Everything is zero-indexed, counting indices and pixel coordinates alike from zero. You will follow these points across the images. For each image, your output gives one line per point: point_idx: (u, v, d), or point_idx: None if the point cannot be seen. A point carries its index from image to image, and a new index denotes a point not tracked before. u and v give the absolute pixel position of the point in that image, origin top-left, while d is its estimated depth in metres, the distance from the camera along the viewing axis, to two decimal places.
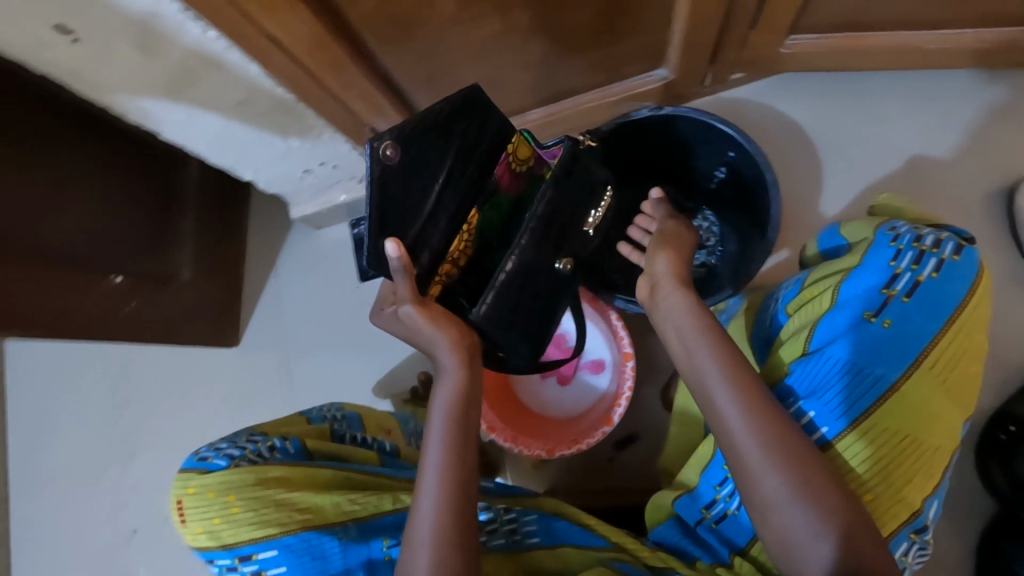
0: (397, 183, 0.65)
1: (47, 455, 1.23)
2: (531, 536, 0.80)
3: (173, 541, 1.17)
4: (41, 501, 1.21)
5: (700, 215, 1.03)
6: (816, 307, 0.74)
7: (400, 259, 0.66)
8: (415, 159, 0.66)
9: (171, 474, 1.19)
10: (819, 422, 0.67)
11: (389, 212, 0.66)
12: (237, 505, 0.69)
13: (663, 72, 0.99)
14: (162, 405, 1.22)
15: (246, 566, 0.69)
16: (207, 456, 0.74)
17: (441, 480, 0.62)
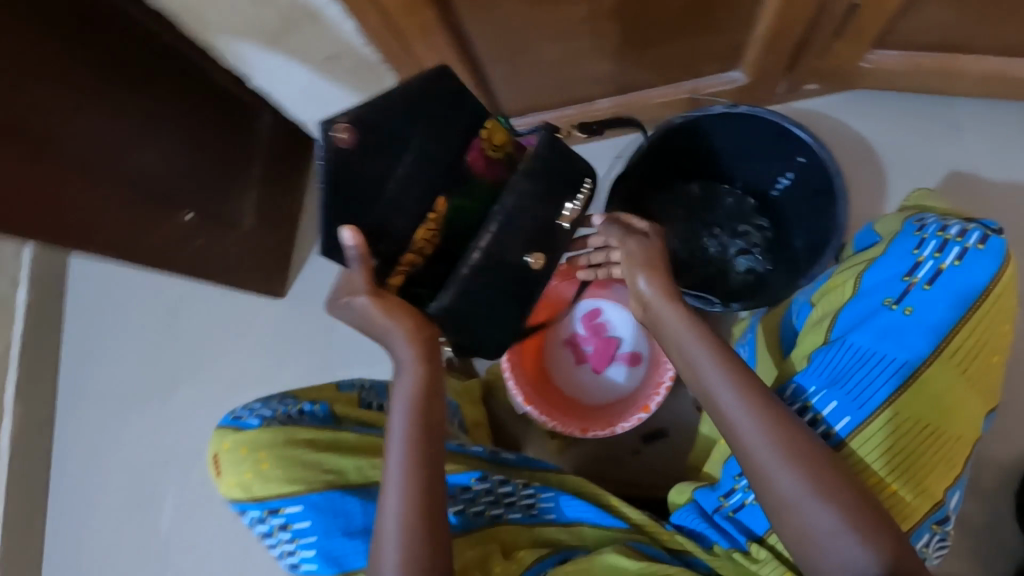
0: (355, 169, 0.64)
1: (94, 379, 1.29)
2: (547, 514, 0.82)
3: (201, 475, 1.21)
4: (84, 421, 1.28)
5: (756, 220, 1.01)
6: (840, 294, 0.79)
7: (355, 247, 0.65)
8: (372, 142, 0.64)
9: (207, 411, 1.24)
10: (843, 410, 0.71)
11: (343, 199, 0.64)
12: (267, 461, 0.74)
13: (738, 75, 0.98)
14: (206, 344, 1.27)
15: (274, 518, 0.74)
16: (240, 416, 0.79)
17: (405, 479, 0.65)
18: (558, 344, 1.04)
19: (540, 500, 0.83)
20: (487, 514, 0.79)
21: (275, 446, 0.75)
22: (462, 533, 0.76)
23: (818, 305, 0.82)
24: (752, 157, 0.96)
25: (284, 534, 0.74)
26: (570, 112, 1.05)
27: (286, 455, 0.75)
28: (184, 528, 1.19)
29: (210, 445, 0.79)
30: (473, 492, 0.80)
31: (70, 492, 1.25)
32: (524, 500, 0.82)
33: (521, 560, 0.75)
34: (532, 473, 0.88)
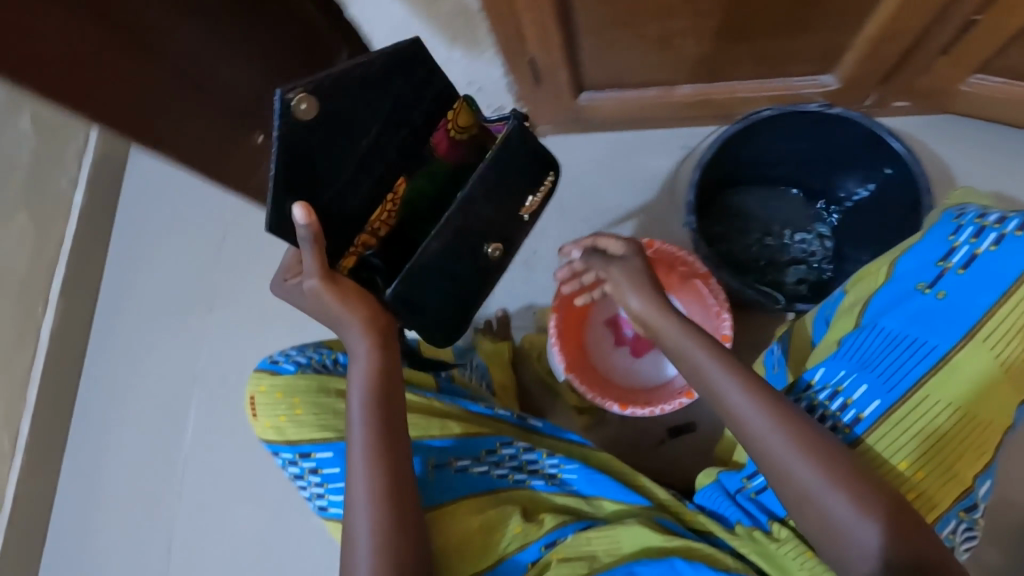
0: (308, 143, 0.65)
1: (136, 290, 1.32)
2: (568, 485, 0.79)
3: (228, 398, 1.24)
4: (122, 329, 1.31)
5: (816, 230, 0.98)
6: (871, 281, 0.73)
7: (307, 225, 0.65)
8: (331, 116, 0.66)
9: (242, 337, 1.26)
10: (869, 396, 0.66)
11: (301, 172, 0.66)
12: (301, 407, 0.74)
13: (830, 80, 0.96)
14: (248, 271, 1.29)
15: (305, 462, 0.74)
16: (276, 361, 0.79)
17: (367, 463, 0.66)
18: (598, 324, 1.03)
19: (562, 471, 0.80)
20: (510, 478, 0.77)
21: (310, 393, 0.75)
22: (485, 491, 0.75)
23: (848, 292, 0.75)
24: (833, 165, 0.93)
25: (314, 476, 0.75)
26: (650, 95, 1.03)
27: (320, 402, 0.75)
28: (204, 444, 1.22)
29: (246, 388, 0.78)
30: (499, 456, 0.78)
31: (99, 392, 1.28)
32: (546, 469, 0.80)
33: (539, 524, 0.73)
34: (558, 444, 0.85)
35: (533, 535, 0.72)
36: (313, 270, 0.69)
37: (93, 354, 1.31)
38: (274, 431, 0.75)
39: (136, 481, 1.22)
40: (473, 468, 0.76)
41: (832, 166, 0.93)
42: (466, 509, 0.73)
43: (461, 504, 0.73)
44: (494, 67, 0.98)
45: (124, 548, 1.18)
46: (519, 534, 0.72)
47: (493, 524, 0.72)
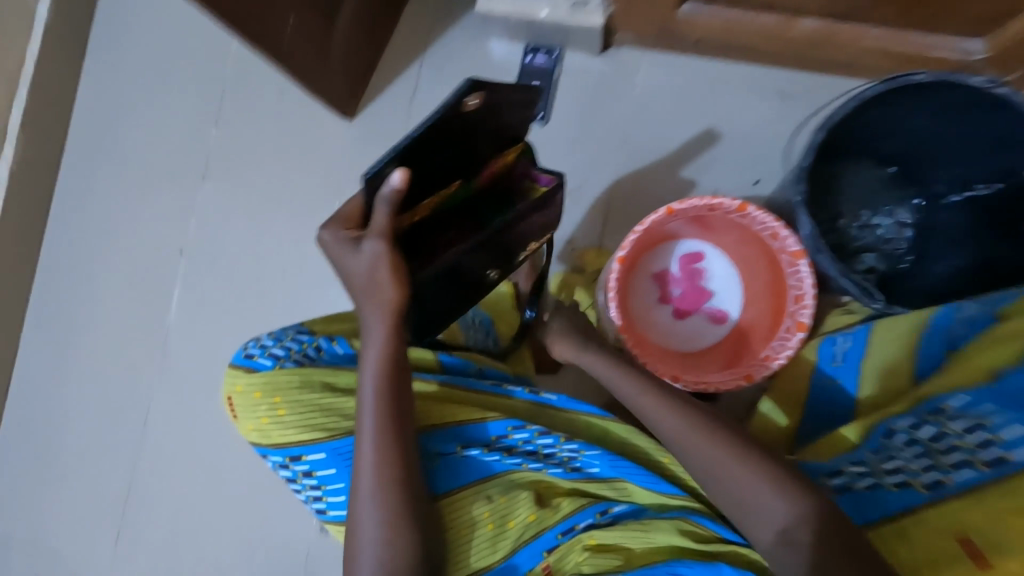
0: (436, 130, 0.59)
1: (116, 134, 1.14)
2: (587, 474, 0.63)
3: (216, 279, 1.12)
4: (96, 176, 1.14)
5: (892, 214, 0.87)
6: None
7: (398, 187, 0.55)
8: (471, 119, 0.61)
9: (237, 214, 1.12)
10: (1010, 443, 0.57)
11: (416, 147, 0.58)
12: (284, 407, 0.61)
13: (976, 47, 0.83)
14: (249, 142, 1.12)
15: (297, 466, 0.62)
16: (251, 351, 0.65)
17: (376, 484, 0.54)
18: (645, 275, 0.92)
19: (582, 457, 0.63)
20: (522, 463, 0.62)
21: (292, 390, 0.62)
22: (484, 477, 0.61)
23: (1005, 324, 0.67)
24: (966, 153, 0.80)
25: (310, 484, 0.63)
26: (764, 24, 0.87)
27: (304, 400, 0.62)
28: (187, 324, 1.12)
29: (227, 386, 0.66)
30: (510, 441, 0.63)
31: (69, 250, 1.14)
32: (563, 453, 0.63)
33: (554, 511, 0.61)
34: (573, 420, 0.67)
35: (549, 521, 0.61)
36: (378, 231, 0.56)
37: (62, 198, 1.14)
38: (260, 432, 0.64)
39: (108, 353, 1.13)
40: (482, 451, 0.62)
41: (946, 153, 0.82)
42: (469, 500, 0.60)
43: (467, 493, 0.60)
44: None
45: (95, 418, 1.12)
46: (532, 522, 0.60)
47: (502, 515, 0.60)
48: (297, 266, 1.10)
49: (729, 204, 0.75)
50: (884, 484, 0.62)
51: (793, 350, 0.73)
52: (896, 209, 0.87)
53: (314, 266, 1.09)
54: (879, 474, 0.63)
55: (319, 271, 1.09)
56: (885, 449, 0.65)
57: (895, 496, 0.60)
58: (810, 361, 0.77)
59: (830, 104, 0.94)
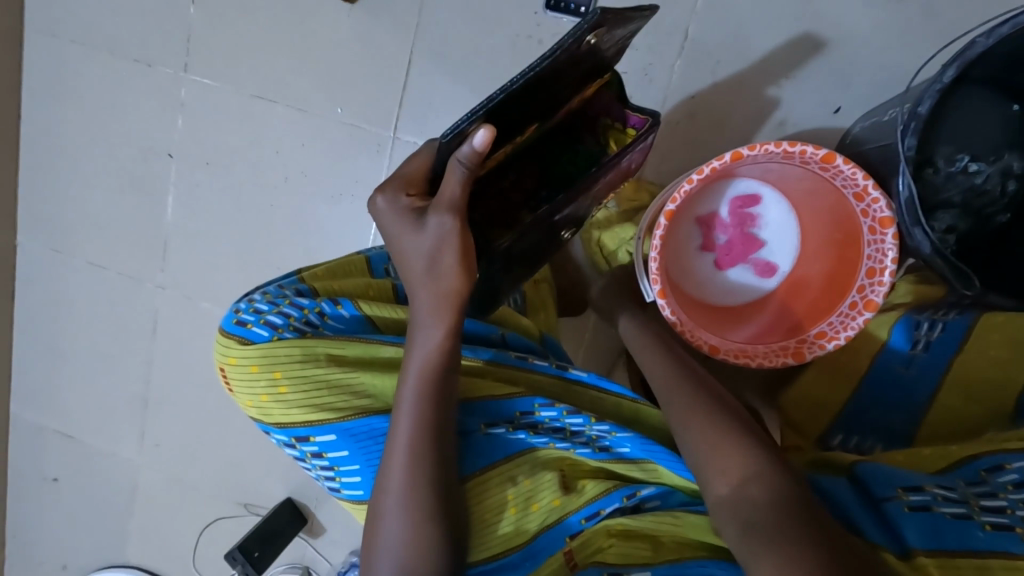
0: (543, 72, 0.54)
1: (85, 13, 0.98)
2: (615, 454, 0.59)
3: (209, 190, 1.02)
4: (69, 63, 1.00)
5: (993, 163, 0.72)
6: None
7: (478, 152, 0.50)
8: (574, 59, 0.55)
9: (226, 115, 0.98)
10: None
11: (512, 97, 0.54)
12: (285, 383, 0.57)
13: None
14: (232, 26, 0.94)
15: (304, 447, 0.59)
16: (244, 319, 0.60)
17: (410, 484, 0.51)
18: (689, 219, 0.80)
19: (611, 438, 0.59)
20: (547, 441, 0.59)
21: (293, 365, 0.57)
22: (510, 455, 0.58)
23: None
24: None
25: (320, 462, 0.60)
26: None
27: (305, 376, 0.57)
28: (185, 237, 1.04)
29: (219, 358, 0.61)
30: (535, 418, 0.60)
31: (54, 147, 1.05)
32: (591, 432, 0.59)
33: (579, 493, 0.59)
34: (602, 399, 0.62)
35: (573, 505, 0.58)
36: (446, 202, 0.52)
37: (38, 87, 1.02)
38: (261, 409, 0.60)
39: (109, 262, 1.08)
40: (503, 429, 0.59)
41: None
42: (495, 482, 0.56)
43: (490, 476, 0.56)
44: None
45: (106, 327, 1.11)
46: (557, 507, 0.57)
47: (526, 497, 0.57)
48: (297, 179, 0.98)
49: (812, 152, 0.61)
50: (979, 520, 0.49)
51: (852, 330, 0.64)
52: (999, 157, 0.72)
53: (315, 180, 0.98)
54: (975, 509, 0.51)
55: (322, 186, 0.98)
56: (983, 482, 0.54)
57: (995, 537, 0.47)
58: (880, 340, 0.68)
59: (973, 34, 0.75)
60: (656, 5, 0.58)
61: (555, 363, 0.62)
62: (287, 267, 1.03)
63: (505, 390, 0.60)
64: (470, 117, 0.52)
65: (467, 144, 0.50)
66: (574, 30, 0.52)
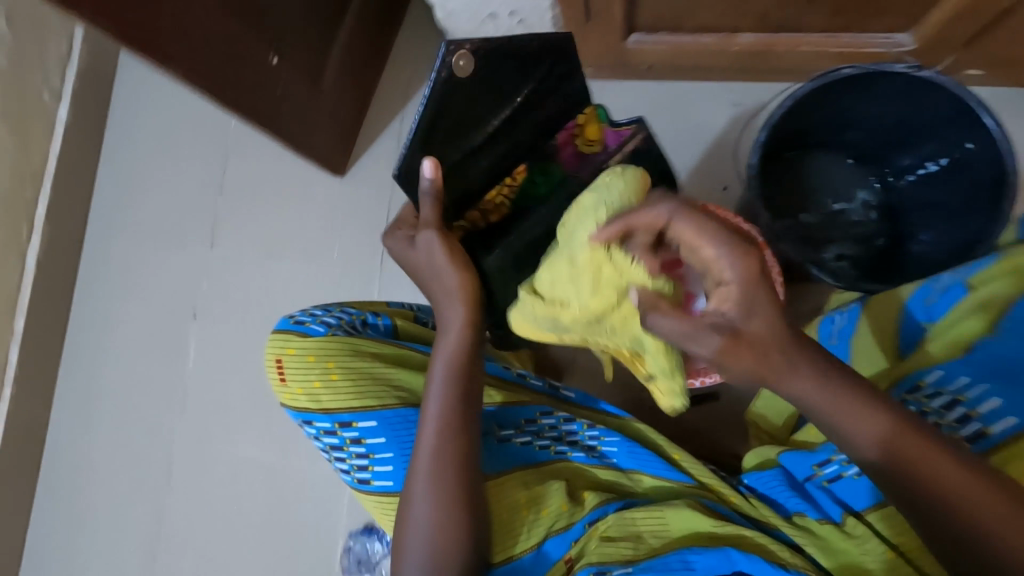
0: (459, 100, 0.68)
1: (134, 211, 1.23)
2: (607, 460, 0.73)
3: (228, 335, 1.17)
4: (117, 251, 1.23)
5: (854, 200, 0.89)
6: (1009, 283, 0.65)
7: (432, 179, 0.68)
8: (486, 85, 0.68)
9: (244, 273, 1.18)
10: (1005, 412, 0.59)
11: (436, 130, 0.68)
12: (337, 371, 0.71)
13: (904, 40, 0.85)
14: (251, 205, 1.20)
15: (345, 432, 0.71)
16: (302, 321, 0.75)
17: (437, 454, 0.62)
18: None
19: (603, 444, 0.74)
20: (551, 449, 0.72)
21: (345, 356, 0.72)
22: (526, 465, 0.70)
23: (975, 290, 0.67)
24: (918, 130, 0.81)
25: (357, 451, 0.72)
26: (705, 43, 0.92)
27: (354, 367, 0.72)
28: (206, 379, 1.17)
29: (269, 350, 0.75)
30: (539, 426, 0.73)
31: (95, 321, 1.22)
32: (586, 440, 0.74)
33: (581, 503, 0.69)
34: (594, 415, 0.79)
35: (579, 513, 0.68)
36: (428, 222, 0.69)
37: (87, 272, 1.23)
38: (306, 396, 0.72)
39: (134, 415, 1.18)
40: (516, 439, 0.72)
41: (894, 138, 0.84)
42: (510, 485, 0.67)
43: (506, 479, 0.67)
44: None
45: (122, 480, 1.16)
46: (564, 511, 0.67)
47: (538, 501, 0.67)
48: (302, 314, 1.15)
49: None
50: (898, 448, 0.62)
51: None
52: (854, 194, 0.90)
53: None
54: None
55: None
56: None
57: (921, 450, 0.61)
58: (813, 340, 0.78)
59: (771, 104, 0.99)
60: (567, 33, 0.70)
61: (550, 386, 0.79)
62: None
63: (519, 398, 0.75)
64: (407, 150, 0.68)
65: (422, 176, 0.68)
66: (444, 58, 0.65)
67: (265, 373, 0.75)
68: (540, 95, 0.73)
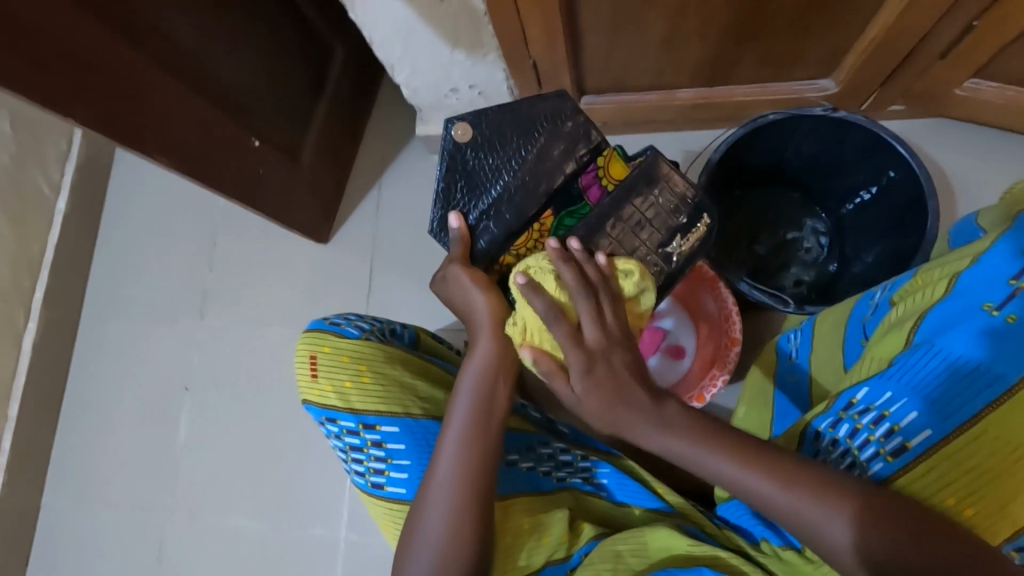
0: (469, 159, 0.74)
1: (128, 289, 1.28)
2: (601, 489, 0.79)
3: (222, 401, 1.19)
4: (111, 329, 1.27)
5: (805, 229, 0.96)
6: (928, 295, 0.64)
7: (457, 231, 0.74)
8: (490, 143, 0.74)
9: (234, 341, 1.22)
10: (920, 424, 0.58)
11: (453, 194, 0.74)
12: (369, 374, 0.76)
13: (828, 83, 0.93)
14: (239, 276, 1.24)
15: (370, 434, 0.75)
16: (339, 323, 0.81)
17: (455, 469, 0.63)
18: None
19: (595, 473, 0.79)
20: (555, 476, 0.77)
21: (377, 361, 0.77)
22: (530, 492, 0.73)
23: (898, 306, 0.68)
24: (845, 166, 0.89)
25: (376, 453, 0.76)
26: (651, 99, 1.00)
27: (385, 373, 0.77)
28: (200, 447, 1.18)
29: (303, 347, 0.80)
30: (540, 454, 0.78)
31: (88, 400, 1.24)
32: (581, 471, 0.79)
33: (577, 534, 0.74)
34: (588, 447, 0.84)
35: (576, 544, 0.73)
36: (456, 257, 0.73)
37: (82, 351, 1.27)
38: (334, 395, 0.77)
39: (127, 490, 1.18)
40: (520, 464, 0.75)
41: (827, 174, 0.92)
42: (516, 509, 0.71)
43: (512, 503, 0.71)
44: (497, 71, 0.94)
45: (115, 560, 1.15)
46: (564, 541, 0.72)
47: (541, 529, 0.71)
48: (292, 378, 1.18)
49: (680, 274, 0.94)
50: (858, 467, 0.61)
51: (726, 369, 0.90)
52: (803, 223, 0.97)
53: None
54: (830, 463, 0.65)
55: None
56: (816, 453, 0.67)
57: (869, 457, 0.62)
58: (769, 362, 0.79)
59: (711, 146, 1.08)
60: (563, 89, 0.75)
61: (547, 419, 0.84)
62: (285, 459, 1.15)
63: (523, 426, 0.79)
64: (433, 214, 0.76)
65: (450, 229, 0.75)
66: (447, 136, 0.74)
67: (295, 368, 0.80)
68: (547, 151, 0.74)
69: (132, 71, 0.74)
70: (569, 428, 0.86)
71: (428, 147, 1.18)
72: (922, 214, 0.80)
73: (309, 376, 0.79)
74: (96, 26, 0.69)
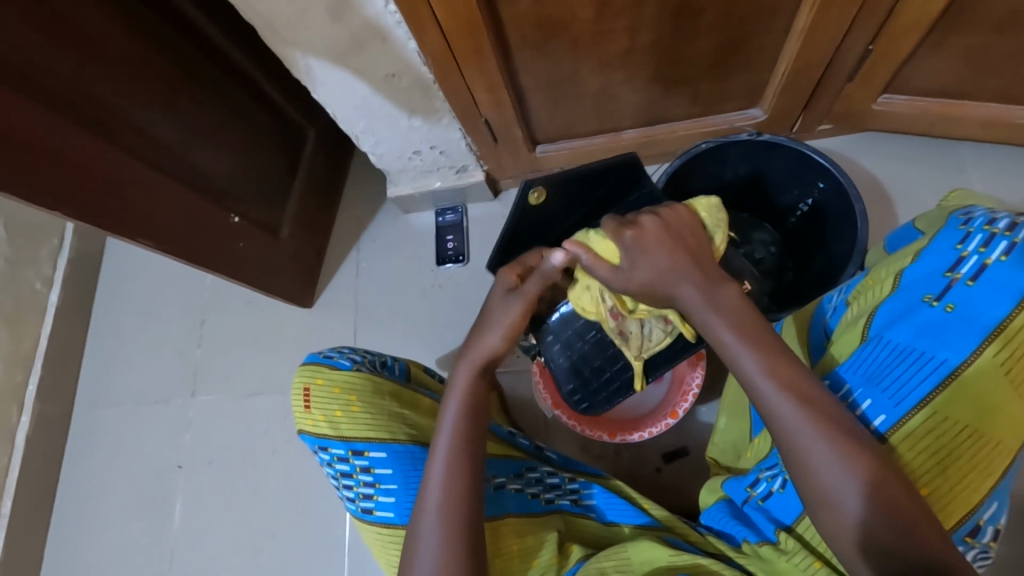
0: (535, 216, 0.78)
1: (118, 374, 1.31)
2: (591, 510, 0.80)
3: (216, 472, 1.20)
4: (102, 415, 1.28)
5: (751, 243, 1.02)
6: (877, 292, 0.68)
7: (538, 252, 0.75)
8: (558, 198, 0.78)
9: (224, 413, 1.23)
10: (875, 411, 0.62)
11: (517, 239, 0.79)
12: (358, 404, 0.78)
13: (758, 111, 1.01)
14: (226, 350, 1.27)
15: (358, 460, 0.77)
16: (330, 356, 0.83)
17: (443, 513, 0.62)
18: None
19: (583, 493, 0.81)
20: (543, 499, 0.78)
21: (367, 392, 0.79)
22: (521, 514, 0.74)
23: (853, 304, 0.72)
24: (782, 184, 0.96)
25: (364, 479, 0.77)
26: (599, 142, 1.07)
27: (375, 402, 0.79)
28: (196, 523, 1.17)
29: (297, 380, 0.81)
30: (528, 478, 0.79)
31: (82, 489, 1.24)
32: (570, 493, 0.81)
33: (566, 556, 0.74)
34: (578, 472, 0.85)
35: (566, 564, 0.74)
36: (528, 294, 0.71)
37: (73, 442, 1.27)
38: (325, 425, 0.79)
39: None
40: (511, 487, 0.77)
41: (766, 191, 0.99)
42: (506, 531, 0.72)
43: (501, 524, 0.72)
44: (452, 131, 1.02)
45: None
46: (554, 562, 0.73)
47: (529, 552, 0.72)
48: (284, 444, 1.19)
49: None
50: None
51: (700, 377, 0.93)
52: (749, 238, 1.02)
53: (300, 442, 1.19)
54: None
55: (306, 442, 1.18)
56: None
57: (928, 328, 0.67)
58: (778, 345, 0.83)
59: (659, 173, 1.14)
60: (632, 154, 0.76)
61: (534, 446, 0.86)
62: (282, 529, 1.14)
63: (511, 453, 0.81)
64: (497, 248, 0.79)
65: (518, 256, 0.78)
66: (519, 195, 0.74)
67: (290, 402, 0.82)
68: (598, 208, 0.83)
69: (117, 166, 0.80)
70: (557, 454, 0.87)
71: (402, 207, 1.25)
72: (852, 220, 0.87)
73: (303, 409, 0.80)
74: (84, 133, 0.76)
